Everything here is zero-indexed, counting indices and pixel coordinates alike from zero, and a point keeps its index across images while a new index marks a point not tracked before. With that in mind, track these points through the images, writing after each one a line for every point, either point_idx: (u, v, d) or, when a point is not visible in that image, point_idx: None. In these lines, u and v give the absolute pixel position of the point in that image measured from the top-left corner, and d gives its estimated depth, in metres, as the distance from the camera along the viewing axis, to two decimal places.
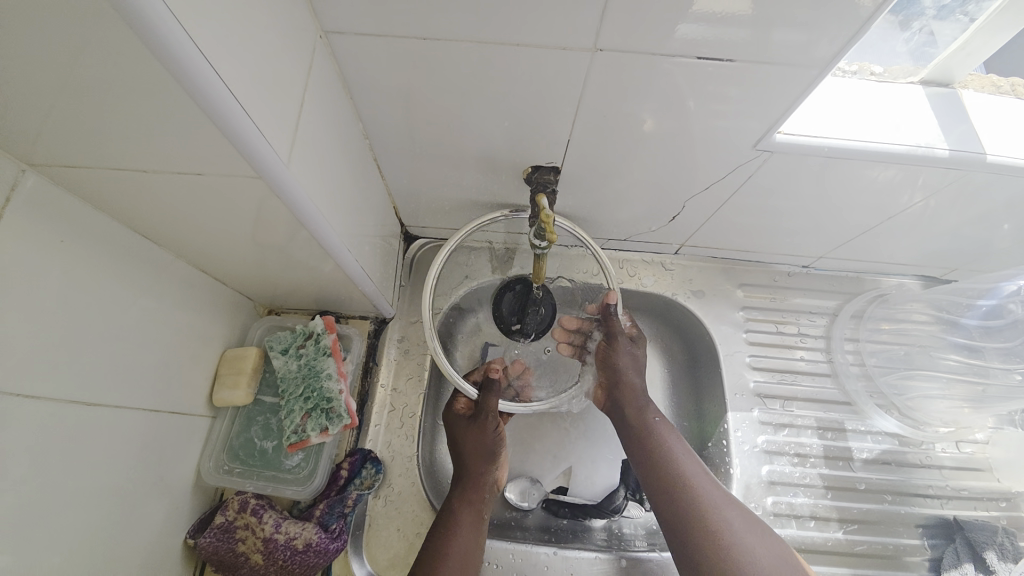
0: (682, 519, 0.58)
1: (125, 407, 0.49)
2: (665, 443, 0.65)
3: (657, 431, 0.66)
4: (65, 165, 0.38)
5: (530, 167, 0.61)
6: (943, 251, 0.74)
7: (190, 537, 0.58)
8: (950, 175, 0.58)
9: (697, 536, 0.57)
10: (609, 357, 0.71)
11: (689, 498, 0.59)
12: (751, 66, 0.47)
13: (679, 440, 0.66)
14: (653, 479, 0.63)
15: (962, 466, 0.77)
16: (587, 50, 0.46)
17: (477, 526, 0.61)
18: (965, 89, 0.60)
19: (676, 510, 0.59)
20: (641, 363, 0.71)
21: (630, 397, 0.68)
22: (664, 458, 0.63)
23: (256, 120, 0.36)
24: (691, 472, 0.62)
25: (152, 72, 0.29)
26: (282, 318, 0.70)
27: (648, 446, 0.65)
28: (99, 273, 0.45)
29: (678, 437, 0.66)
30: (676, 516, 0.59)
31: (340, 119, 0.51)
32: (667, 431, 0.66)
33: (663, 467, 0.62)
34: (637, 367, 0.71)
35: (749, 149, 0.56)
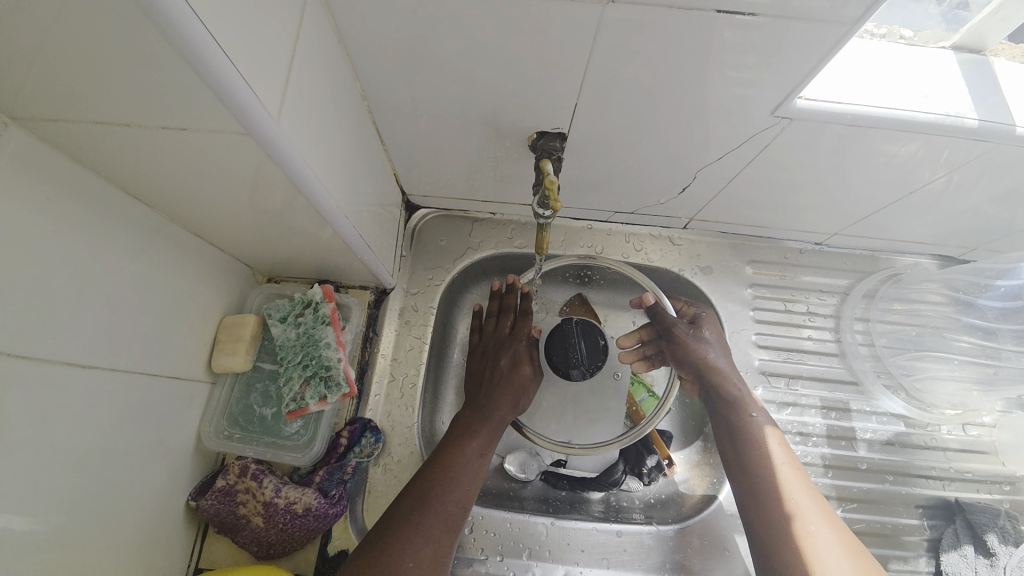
0: (766, 514, 0.58)
1: (120, 371, 0.49)
2: (762, 439, 0.63)
3: (755, 426, 0.64)
4: (47, 119, 0.36)
5: (536, 133, 0.59)
6: (964, 230, 0.71)
7: (191, 499, 0.59)
8: (978, 149, 0.55)
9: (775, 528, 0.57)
10: (678, 352, 0.71)
11: (776, 496, 0.59)
12: (775, 24, 0.43)
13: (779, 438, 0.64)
14: (742, 471, 0.62)
15: (967, 449, 0.76)
16: (598, 3, 0.42)
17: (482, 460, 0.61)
18: (996, 58, 0.56)
19: (761, 505, 0.59)
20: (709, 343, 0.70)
21: (727, 391, 0.67)
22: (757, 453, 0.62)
23: (241, 71, 0.33)
24: (785, 471, 0.60)
25: (126, 14, 0.27)
26: (281, 286, 0.69)
27: (743, 440, 0.63)
28: (90, 235, 0.44)
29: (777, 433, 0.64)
30: (761, 510, 0.59)
31: (335, 76, 0.48)
32: (767, 427, 0.64)
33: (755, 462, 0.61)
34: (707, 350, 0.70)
35: (766, 117, 0.53)
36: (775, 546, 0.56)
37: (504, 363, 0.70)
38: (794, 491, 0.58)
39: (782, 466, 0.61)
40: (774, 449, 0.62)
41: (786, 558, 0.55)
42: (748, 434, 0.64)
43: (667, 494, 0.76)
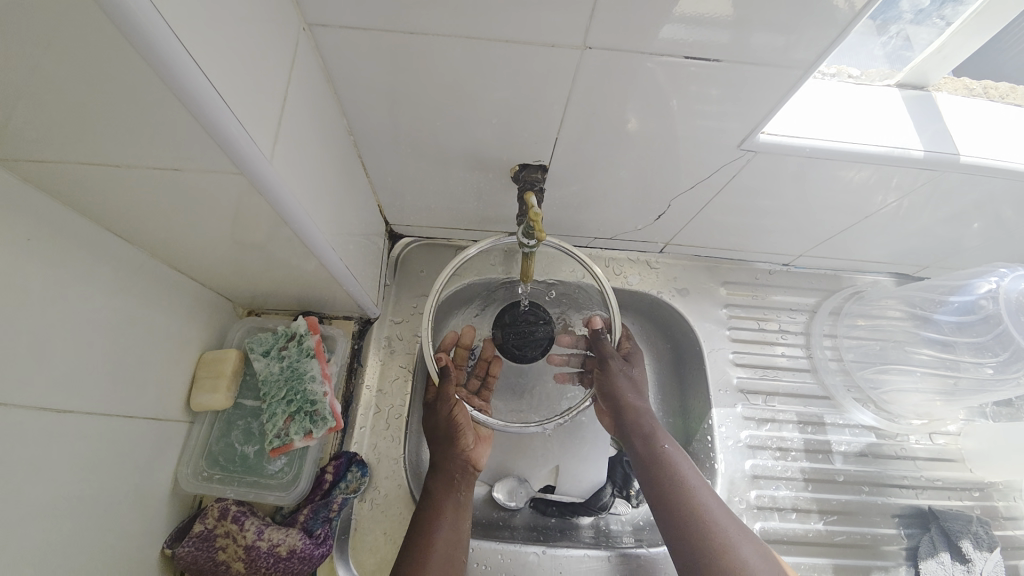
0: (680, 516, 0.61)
1: (96, 413, 0.47)
2: (703, 503, 0.62)
3: (692, 492, 0.63)
4: (34, 160, 0.36)
5: (518, 165, 0.61)
6: (917, 249, 0.77)
7: (167, 547, 0.56)
8: (924, 175, 0.60)
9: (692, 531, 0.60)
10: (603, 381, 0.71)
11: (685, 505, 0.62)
12: (736, 67, 0.47)
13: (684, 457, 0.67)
14: (668, 506, 0.62)
15: (935, 457, 0.80)
16: (576, 48, 0.45)
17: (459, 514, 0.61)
18: (938, 92, 0.61)
19: (675, 508, 0.62)
20: (636, 384, 0.70)
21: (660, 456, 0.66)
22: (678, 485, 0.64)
23: (235, 113, 0.34)
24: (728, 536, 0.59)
25: (127, 63, 0.28)
26: (263, 319, 0.68)
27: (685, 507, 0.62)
28: (70, 274, 0.43)
29: (699, 476, 0.66)
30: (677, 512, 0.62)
31: (324, 114, 0.50)
32: (699, 485, 0.64)
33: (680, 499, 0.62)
34: (635, 389, 0.70)
35: (733, 149, 0.57)
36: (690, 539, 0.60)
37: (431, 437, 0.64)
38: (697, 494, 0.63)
39: (720, 528, 0.60)
40: (689, 475, 0.65)
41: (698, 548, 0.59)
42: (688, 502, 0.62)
43: None
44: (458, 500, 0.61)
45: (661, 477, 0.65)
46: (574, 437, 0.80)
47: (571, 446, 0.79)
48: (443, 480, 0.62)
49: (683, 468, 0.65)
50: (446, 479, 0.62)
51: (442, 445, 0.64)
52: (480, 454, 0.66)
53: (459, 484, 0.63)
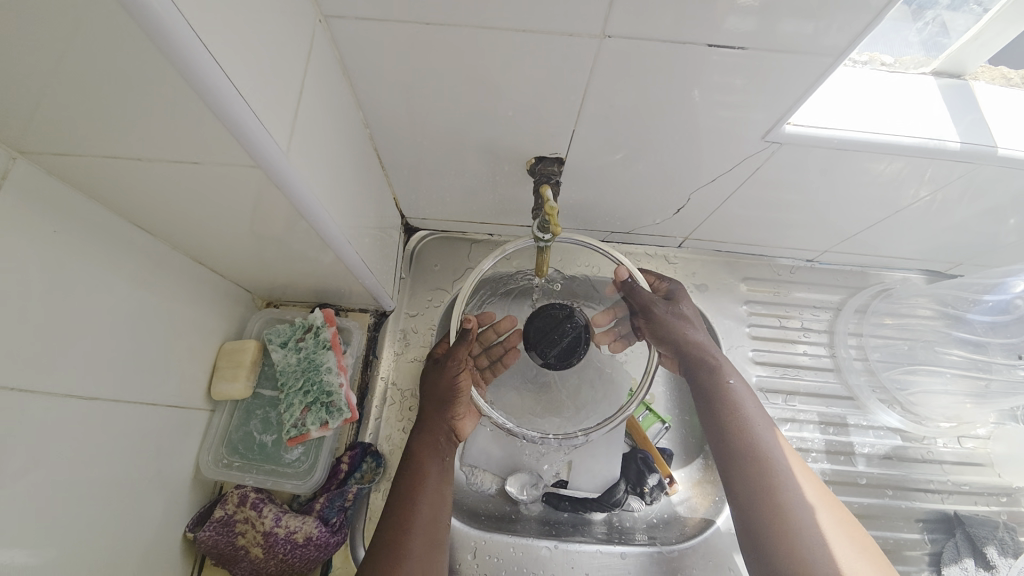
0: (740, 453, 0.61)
1: (121, 401, 0.48)
2: (765, 444, 0.61)
3: (755, 432, 0.62)
4: (61, 154, 0.37)
5: (534, 158, 0.60)
6: (950, 245, 0.73)
7: (189, 531, 0.57)
8: (960, 168, 0.57)
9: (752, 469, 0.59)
10: (656, 327, 0.70)
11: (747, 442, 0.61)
12: (762, 55, 0.45)
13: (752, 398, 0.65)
14: (728, 444, 0.62)
15: (964, 461, 0.77)
16: (595, 37, 0.44)
17: (439, 478, 0.61)
18: (976, 81, 0.58)
19: (738, 445, 0.61)
20: (690, 319, 0.69)
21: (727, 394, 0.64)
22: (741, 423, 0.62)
23: (251, 106, 0.34)
24: (787, 480, 0.59)
25: (146, 58, 0.28)
26: (281, 310, 0.69)
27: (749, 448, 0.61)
28: (95, 265, 0.44)
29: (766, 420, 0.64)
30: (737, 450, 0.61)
31: (340, 106, 0.50)
32: (765, 427, 0.62)
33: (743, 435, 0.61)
34: (687, 324, 0.69)
35: (757, 141, 0.55)
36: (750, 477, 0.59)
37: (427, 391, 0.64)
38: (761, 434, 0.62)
39: (782, 472, 0.59)
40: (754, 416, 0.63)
41: (757, 486, 0.58)
42: (752, 443, 0.61)
43: (669, 513, 0.76)
44: (443, 468, 0.61)
45: (728, 415, 0.63)
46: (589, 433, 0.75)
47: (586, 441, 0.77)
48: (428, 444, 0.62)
49: (749, 409, 0.63)
50: (431, 443, 0.62)
51: (436, 409, 0.63)
52: (465, 425, 0.66)
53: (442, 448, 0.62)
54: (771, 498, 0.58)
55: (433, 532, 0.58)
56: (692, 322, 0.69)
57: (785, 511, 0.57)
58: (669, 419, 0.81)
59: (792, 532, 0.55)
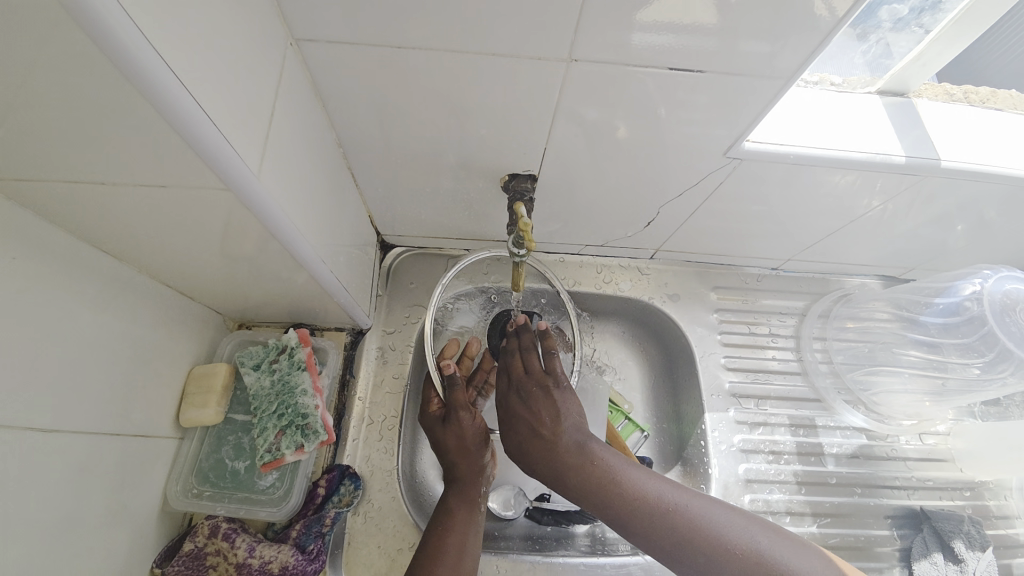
0: (656, 532, 0.49)
1: (83, 432, 0.46)
2: (667, 500, 0.51)
3: (650, 496, 0.51)
4: (19, 179, 0.35)
5: (507, 176, 0.61)
6: (902, 251, 0.78)
7: (156, 567, 0.55)
8: (906, 179, 0.61)
9: (677, 544, 0.49)
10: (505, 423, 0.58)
11: (652, 516, 0.50)
12: (720, 76, 0.48)
13: (623, 461, 0.54)
14: (644, 532, 0.50)
15: (926, 457, 0.80)
16: (563, 61, 0.46)
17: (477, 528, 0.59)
18: (919, 98, 0.63)
19: (647, 525, 0.50)
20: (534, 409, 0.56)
21: (616, 488, 0.51)
22: (632, 494, 0.51)
23: (221, 129, 0.34)
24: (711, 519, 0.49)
25: (112, 85, 0.28)
26: (253, 332, 0.68)
27: (674, 543, 0.49)
28: (54, 291, 0.43)
29: (650, 475, 0.53)
30: (651, 530, 0.49)
31: (313, 127, 0.50)
32: (655, 484, 0.52)
33: (643, 511, 0.50)
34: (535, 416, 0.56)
35: (720, 157, 0.58)
36: (682, 552, 0.48)
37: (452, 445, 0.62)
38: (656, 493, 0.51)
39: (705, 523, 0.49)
40: (638, 478, 0.52)
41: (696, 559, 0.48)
42: (670, 521, 0.49)
43: None
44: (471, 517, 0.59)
45: (627, 513, 0.50)
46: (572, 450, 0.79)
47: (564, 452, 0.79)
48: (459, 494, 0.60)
49: (629, 474, 0.53)
50: (464, 492, 0.60)
51: (466, 458, 0.61)
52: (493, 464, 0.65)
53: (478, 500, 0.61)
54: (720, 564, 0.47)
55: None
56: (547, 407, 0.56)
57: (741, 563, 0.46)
58: (648, 428, 0.83)
59: None
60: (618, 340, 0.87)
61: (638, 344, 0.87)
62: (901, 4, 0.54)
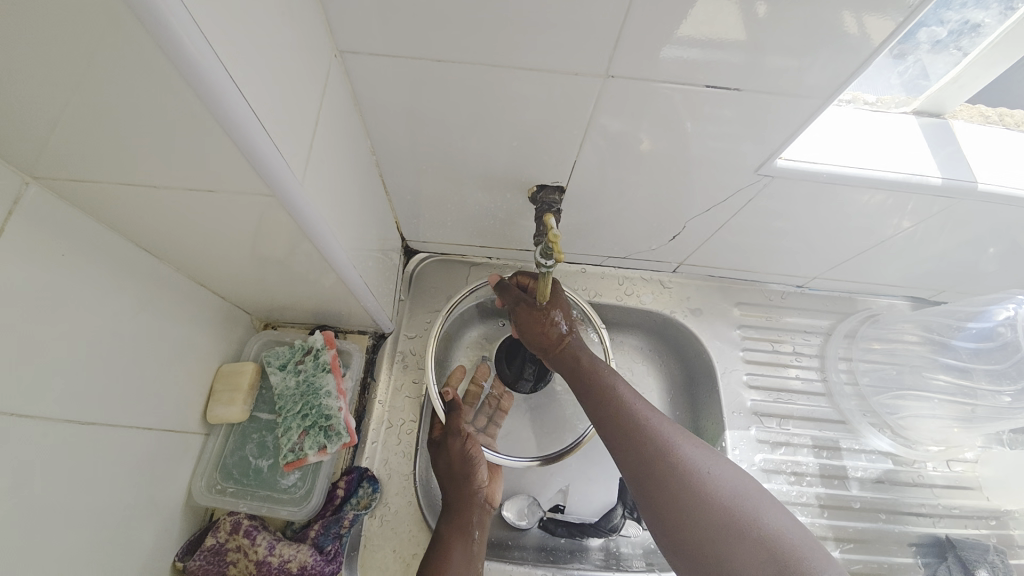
0: (616, 425, 0.56)
1: (117, 426, 0.48)
2: (637, 409, 0.57)
3: (625, 401, 0.58)
4: (76, 179, 0.37)
5: (535, 186, 0.62)
6: (934, 273, 0.76)
7: (179, 561, 0.56)
8: (941, 201, 0.60)
9: (631, 438, 0.55)
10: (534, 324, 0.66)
11: (617, 414, 0.57)
12: (755, 94, 0.48)
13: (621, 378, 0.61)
14: (608, 424, 0.57)
15: (954, 485, 0.78)
16: (598, 76, 0.47)
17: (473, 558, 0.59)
18: (955, 119, 0.62)
19: (610, 419, 0.57)
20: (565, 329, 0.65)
21: (605, 392, 0.59)
22: (610, 393, 0.59)
23: (270, 136, 0.35)
24: (672, 436, 0.54)
25: (174, 92, 0.29)
26: (279, 332, 0.69)
27: (635, 445, 0.54)
28: (97, 287, 0.44)
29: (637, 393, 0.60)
30: (613, 422, 0.57)
31: (350, 135, 0.51)
32: (639, 399, 0.58)
33: (613, 406, 0.58)
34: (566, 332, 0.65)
35: (751, 173, 0.58)
36: (632, 446, 0.54)
37: (444, 471, 0.64)
38: (632, 402, 0.58)
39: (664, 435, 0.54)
40: (623, 389, 0.59)
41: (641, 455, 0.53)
42: (634, 423, 0.56)
43: None
44: (470, 547, 0.59)
45: (600, 404, 0.59)
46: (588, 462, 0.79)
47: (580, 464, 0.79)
48: (455, 523, 0.61)
49: (618, 383, 0.60)
50: (459, 521, 0.61)
51: (455, 484, 0.63)
52: (495, 490, 0.66)
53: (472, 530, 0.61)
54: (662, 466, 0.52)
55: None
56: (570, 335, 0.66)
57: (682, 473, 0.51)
58: None
59: (692, 493, 0.49)
60: (638, 353, 0.86)
61: (658, 357, 0.86)
62: (941, 27, 0.53)
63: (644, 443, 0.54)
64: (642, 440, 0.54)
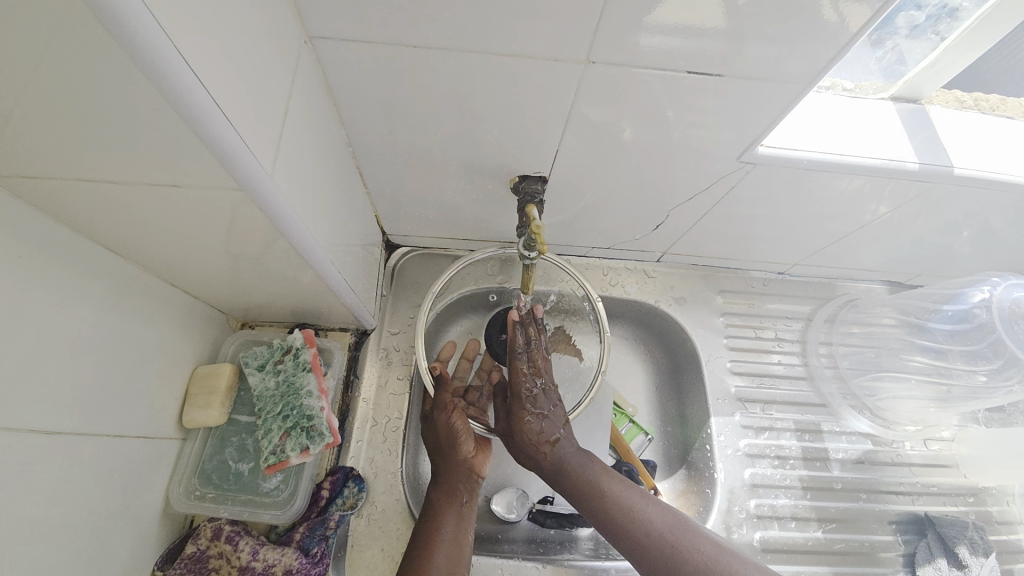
0: (578, 493, 0.60)
1: (86, 434, 0.45)
2: (591, 474, 0.61)
3: (579, 468, 0.61)
4: (28, 176, 0.35)
5: (517, 177, 0.61)
6: (909, 257, 0.78)
7: (158, 570, 0.54)
8: (916, 187, 0.60)
9: (594, 504, 0.59)
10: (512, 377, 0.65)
11: (575, 483, 0.61)
12: (737, 80, 0.47)
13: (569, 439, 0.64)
14: (570, 494, 0.61)
15: (930, 463, 0.81)
16: (580, 62, 0.45)
17: (462, 528, 0.59)
18: (932, 105, 0.62)
19: (570, 488, 0.61)
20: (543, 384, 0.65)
21: (560, 461, 0.62)
22: (562, 463, 0.62)
23: (236, 126, 0.33)
24: (629, 501, 0.59)
25: (128, 79, 0.27)
26: (257, 332, 0.67)
27: (600, 513, 0.59)
28: (58, 290, 0.42)
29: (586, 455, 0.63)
30: (575, 490, 0.60)
31: (324, 126, 0.49)
32: (589, 460, 0.63)
33: (569, 476, 0.61)
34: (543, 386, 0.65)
35: (733, 161, 0.57)
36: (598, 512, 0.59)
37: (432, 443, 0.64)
38: (586, 467, 0.61)
39: (622, 499, 0.59)
40: (573, 454, 0.63)
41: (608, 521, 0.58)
42: (592, 491, 0.60)
43: None
44: (461, 515, 0.60)
45: (558, 474, 0.62)
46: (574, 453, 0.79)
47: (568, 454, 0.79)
48: (445, 492, 0.61)
49: (569, 448, 0.63)
50: (447, 490, 0.61)
51: (442, 456, 0.63)
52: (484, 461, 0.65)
53: (463, 499, 0.61)
54: (629, 531, 0.57)
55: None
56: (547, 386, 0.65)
57: (648, 539, 0.56)
58: (653, 431, 0.82)
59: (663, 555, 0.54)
60: (623, 343, 0.87)
61: (644, 347, 0.87)
62: (919, 12, 0.53)
63: (608, 510, 0.58)
64: (605, 507, 0.58)
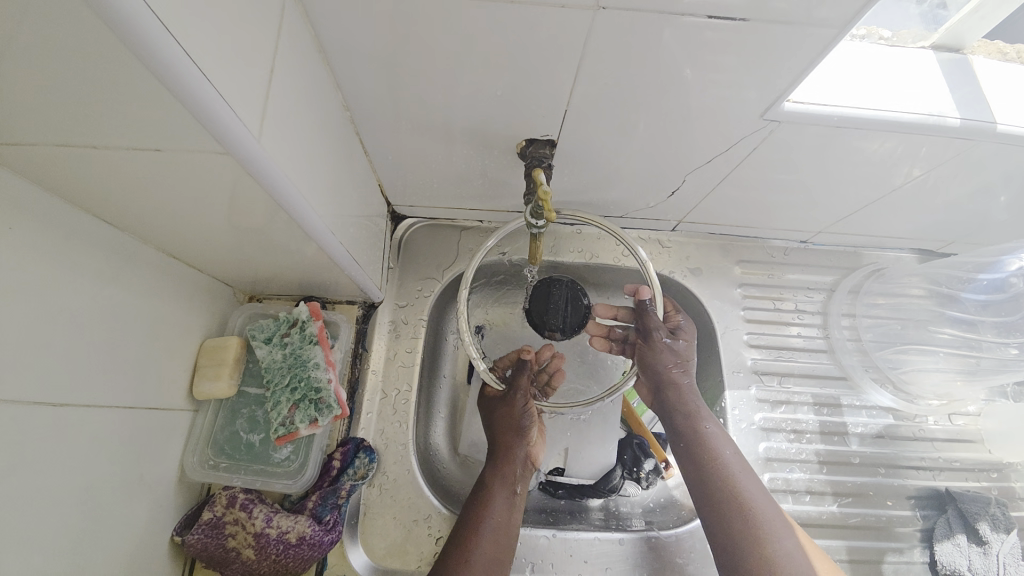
0: (684, 434, 0.67)
1: (93, 406, 0.46)
2: (708, 431, 0.66)
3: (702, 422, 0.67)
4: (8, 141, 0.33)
5: (524, 141, 0.58)
6: (942, 224, 0.73)
7: (177, 535, 0.56)
8: (956, 146, 0.56)
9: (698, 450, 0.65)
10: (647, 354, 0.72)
11: (687, 428, 0.67)
12: (762, 27, 0.43)
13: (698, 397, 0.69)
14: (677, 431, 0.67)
15: (954, 439, 0.78)
16: (588, 8, 0.42)
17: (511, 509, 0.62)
18: (974, 56, 0.57)
19: (683, 429, 0.67)
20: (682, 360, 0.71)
21: (684, 405, 0.68)
22: (689, 407, 0.68)
23: (215, 84, 0.31)
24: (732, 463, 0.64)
25: (91, 29, 0.25)
26: (264, 305, 0.67)
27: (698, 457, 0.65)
28: (53, 261, 0.41)
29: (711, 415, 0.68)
30: (682, 430, 0.67)
31: (317, 88, 0.47)
32: (710, 418, 0.68)
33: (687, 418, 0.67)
34: (677, 363, 0.70)
35: (755, 119, 0.53)
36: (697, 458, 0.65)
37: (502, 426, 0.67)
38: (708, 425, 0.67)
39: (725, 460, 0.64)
40: (698, 405, 0.68)
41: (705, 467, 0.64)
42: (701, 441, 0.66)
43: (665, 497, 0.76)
44: (513, 498, 0.62)
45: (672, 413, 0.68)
46: (584, 426, 0.79)
47: (580, 427, 0.79)
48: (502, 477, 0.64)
49: (693, 399, 0.69)
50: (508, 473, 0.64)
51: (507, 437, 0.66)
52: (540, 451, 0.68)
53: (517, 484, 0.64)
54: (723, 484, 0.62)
55: (500, 553, 0.58)
56: (682, 361, 0.71)
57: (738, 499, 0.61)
58: None
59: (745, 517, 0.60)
60: None
61: None
62: None
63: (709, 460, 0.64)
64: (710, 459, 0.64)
